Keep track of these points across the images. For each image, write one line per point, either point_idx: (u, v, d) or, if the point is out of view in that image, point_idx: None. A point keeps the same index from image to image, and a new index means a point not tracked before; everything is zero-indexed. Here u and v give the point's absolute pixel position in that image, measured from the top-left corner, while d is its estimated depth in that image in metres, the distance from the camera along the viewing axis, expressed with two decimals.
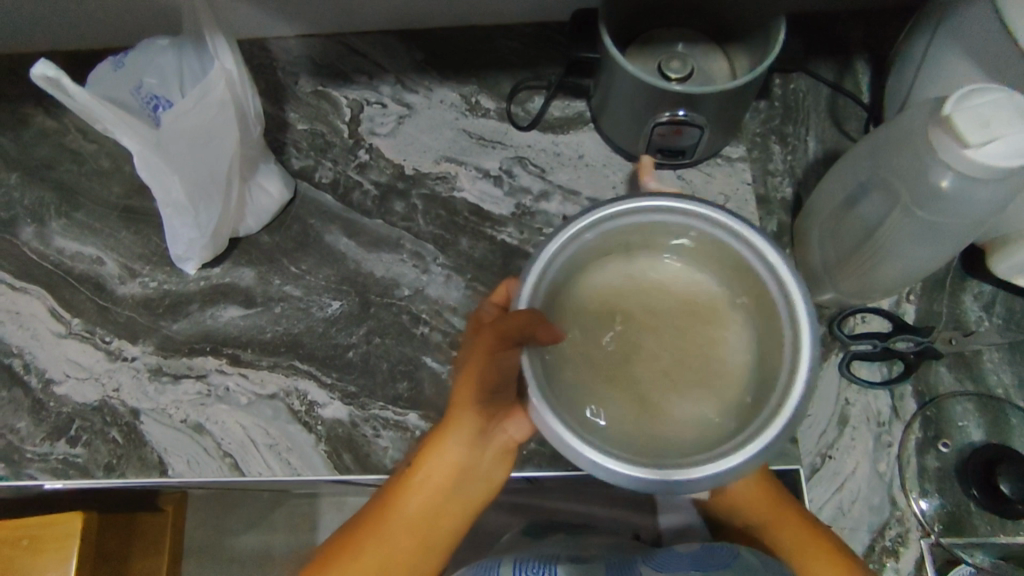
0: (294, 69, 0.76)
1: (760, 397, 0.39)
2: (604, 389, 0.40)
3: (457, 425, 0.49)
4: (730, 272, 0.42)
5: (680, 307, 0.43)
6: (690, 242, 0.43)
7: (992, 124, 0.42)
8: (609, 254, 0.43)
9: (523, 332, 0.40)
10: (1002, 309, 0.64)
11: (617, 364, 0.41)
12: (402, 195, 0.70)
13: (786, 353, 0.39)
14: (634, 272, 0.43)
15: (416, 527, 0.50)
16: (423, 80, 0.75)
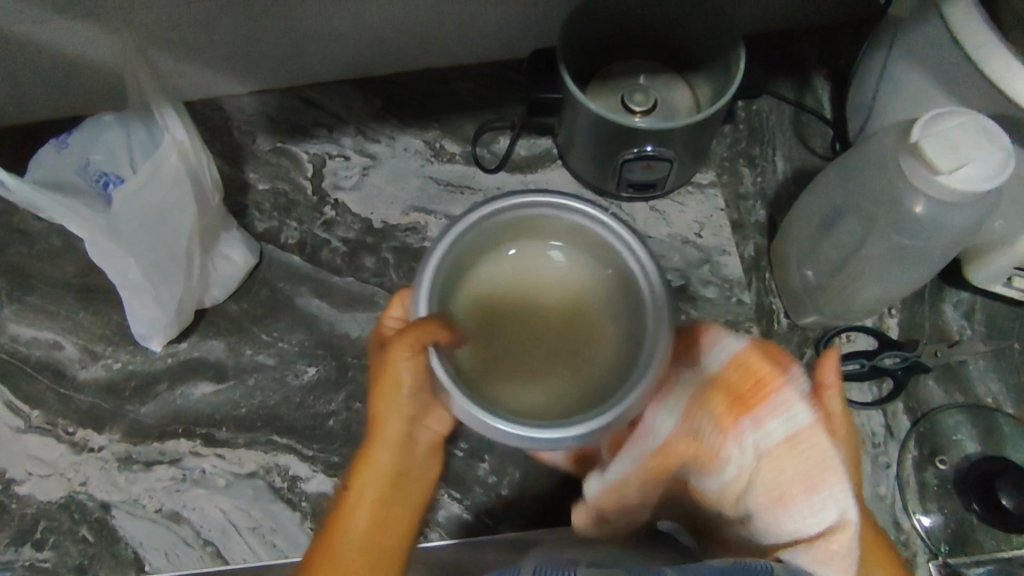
0: (249, 128, 0.74)
1: (661, 311, 0.38)
2: (508, 375, 0.38)
3: (383, 433, 0.46)
4: (598, 253, 0.40)
5: (556, 286, 0.40)
6: (538, 222, 0.40)
7: (959, 149, 0.42)
8: (474, 254, 0.39)
9: (424, 332, 0.37)
10: (982, 317, 0.64)
11: (513, 347, 0.39)
12: (373, 249, 0.68)
13: (649, 258, 0.38)
14: (503, 266, 0.40)
15: (365, 552, 0.43)
16: (384, 128, 0.74)
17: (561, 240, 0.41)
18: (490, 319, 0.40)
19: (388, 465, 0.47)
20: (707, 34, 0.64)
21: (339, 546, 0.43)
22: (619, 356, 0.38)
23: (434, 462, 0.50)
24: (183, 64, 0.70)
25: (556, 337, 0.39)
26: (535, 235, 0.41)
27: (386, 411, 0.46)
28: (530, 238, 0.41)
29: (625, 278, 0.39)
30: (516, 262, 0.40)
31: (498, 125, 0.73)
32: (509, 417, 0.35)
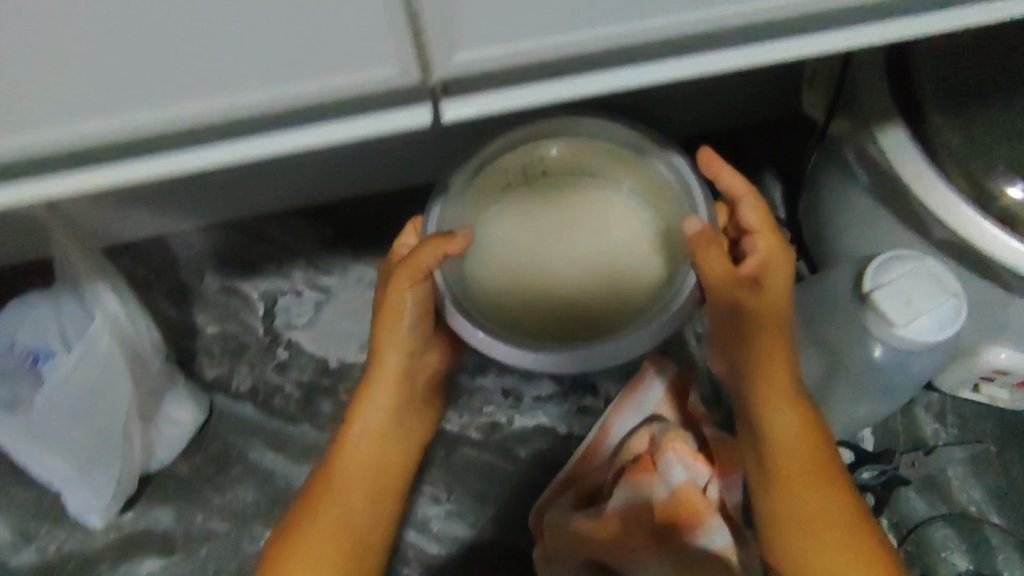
0: (197, 266, 0.72)
1: (669, 280, 0.52)
2: (519, 284, 0.55)
3: (383, 364, 0.47)
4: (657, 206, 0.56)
5: (585, 205, 0.58)
6: (593, 168, 0.57)
7: (912, 300, 0.41)
8: (501, 185, 0.56)
9: (432, 252, 0.45)
10: (955, 416, 0.62)
11: (506, 246, 0.57)
12: (329, 392, 0.66)
13: (677, 183, 0.51)
14: (543, 212, 0.57)
15: (369, 465, 0.50)
16: (336, 258, 0.72)
17: (639, 194, 0.57)
18: (534, 277, 0.56)
19: (387, 403, 0.49)
20: None
21: (347, 452, 0.48)
22: (629, 259, 0.56)
23: (416, 422, 0.54)
24: (125, 210, 0.68)
25: (571, 256, 0.56)
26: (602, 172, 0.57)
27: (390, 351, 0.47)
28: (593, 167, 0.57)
29: (622, 237, 0.57)
30: (561, 203, 0.58)
31: None
32: (501, 340, 0.47)
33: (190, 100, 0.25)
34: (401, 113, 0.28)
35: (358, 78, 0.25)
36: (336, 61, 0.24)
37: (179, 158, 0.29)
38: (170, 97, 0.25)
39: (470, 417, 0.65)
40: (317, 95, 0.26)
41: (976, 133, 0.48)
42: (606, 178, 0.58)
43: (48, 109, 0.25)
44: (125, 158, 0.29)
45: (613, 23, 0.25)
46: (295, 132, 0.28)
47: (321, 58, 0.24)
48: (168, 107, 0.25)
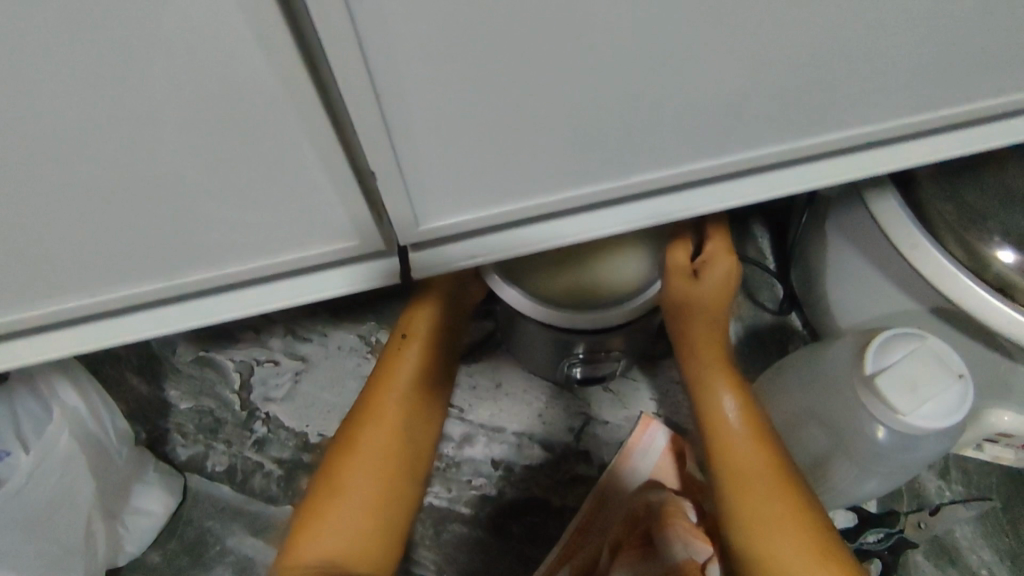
0: (169, 337, 0.67)
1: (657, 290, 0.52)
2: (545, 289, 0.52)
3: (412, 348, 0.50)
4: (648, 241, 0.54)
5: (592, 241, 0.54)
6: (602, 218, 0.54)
7: (917, 385, 0.39)
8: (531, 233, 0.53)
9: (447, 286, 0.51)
10: (959, 473, 0.61)
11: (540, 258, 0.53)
12: (310, 470, 0.63)
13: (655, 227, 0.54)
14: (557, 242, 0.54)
15: (388, 460, 0.48)
16: (316, 324, 0.68)
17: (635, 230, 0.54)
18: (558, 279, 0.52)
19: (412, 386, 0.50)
20: None
21: (370, 439, 0.48)
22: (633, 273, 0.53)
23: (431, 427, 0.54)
24: None
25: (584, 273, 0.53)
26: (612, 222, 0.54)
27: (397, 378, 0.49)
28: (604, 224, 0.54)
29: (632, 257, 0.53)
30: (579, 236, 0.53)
31: None
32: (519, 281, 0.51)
33: (196, 273, 0.30)
34: (376, 267, 0.32)
35: (335, 248, 0.30)
36: (314, 237, 0.29)
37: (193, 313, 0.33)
38: (182, 271, 0.30)
39: (458, 490, 0.62)
40: (302, 261, 0.30)
41: (968, 200, 0.47)
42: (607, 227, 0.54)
43: (83, 289, 0.29)
44: (147, 314, 0.33)
45: (549, 192, 0.29)
46: (289, 283, 0.32)
47: (300, 236, 0.28)
48: (181, 279, 0.30)
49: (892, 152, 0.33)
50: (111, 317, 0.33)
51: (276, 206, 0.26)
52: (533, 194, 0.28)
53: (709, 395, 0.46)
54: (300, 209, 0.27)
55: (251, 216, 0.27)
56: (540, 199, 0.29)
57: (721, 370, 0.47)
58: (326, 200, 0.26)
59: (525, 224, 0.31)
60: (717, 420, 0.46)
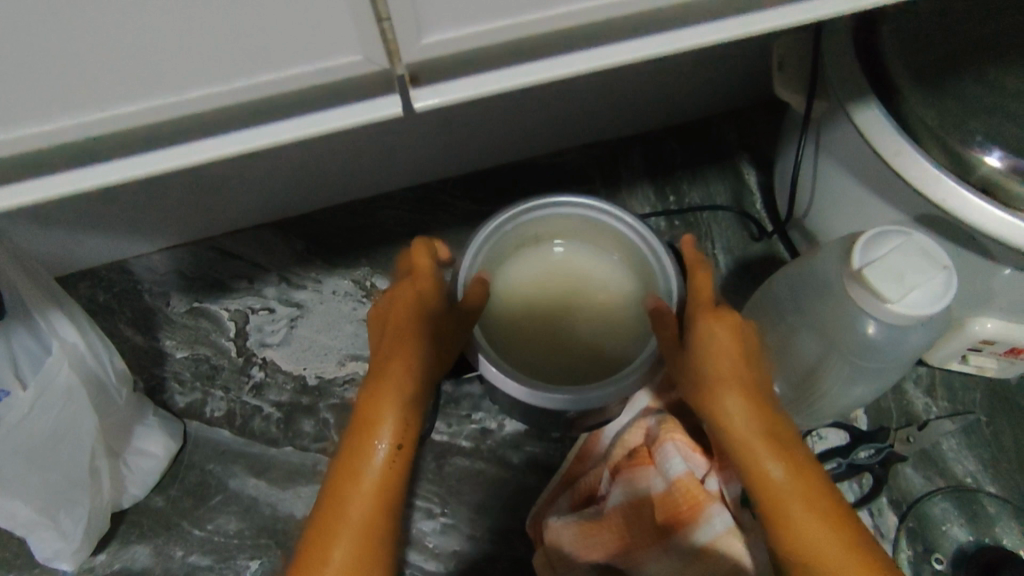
0: (162, 289, 0.69)
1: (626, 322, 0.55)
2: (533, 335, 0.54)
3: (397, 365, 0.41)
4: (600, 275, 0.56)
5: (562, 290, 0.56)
6: (570, 272, 0.57)
7: (903, 276, 0.41)
8: (519, 291, 0.56)
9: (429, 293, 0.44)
10: (943, 389, 0.63)
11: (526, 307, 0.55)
12: (310, 411, 0.63)
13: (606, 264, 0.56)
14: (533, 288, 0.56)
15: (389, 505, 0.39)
16: (309, 272, 0.69)
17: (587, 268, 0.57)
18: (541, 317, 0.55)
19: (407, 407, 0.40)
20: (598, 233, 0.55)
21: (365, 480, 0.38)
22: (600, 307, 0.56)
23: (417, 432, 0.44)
24: (81, 236, 0.64)
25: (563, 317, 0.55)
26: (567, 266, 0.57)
27: (391, 392, 0.39)
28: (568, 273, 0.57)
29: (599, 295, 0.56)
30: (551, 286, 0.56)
31: None
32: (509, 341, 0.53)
33: (156, 104, 0.24)
34: (371, 104, 0.27)
35: (329, 67, 0.24)
36: (306, 55, 0.24)
37: (149, 163, 0.27)
38: (136, 97, 0.24)
39: (457, 425, 0.62)
40: (273, 91, 0.25)
41: (949, 106, 0.48)
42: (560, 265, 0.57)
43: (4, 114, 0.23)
44: (90, 165, 0.27)
45: (580, 2, 0.24)
46: (270, 126, 0.27)
47: (287, 52, 0.23)
48: (134, 107, 0.24)
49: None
50: (41, 172, 0.26)
51: (260, 5, 0.21)
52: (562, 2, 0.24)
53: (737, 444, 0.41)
54: (290, 15, 0.22)
55: (229, 21, 0.21)
56: (569, 7, 0.24)
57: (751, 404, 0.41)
58: (323, 2, 0.22)
59: None
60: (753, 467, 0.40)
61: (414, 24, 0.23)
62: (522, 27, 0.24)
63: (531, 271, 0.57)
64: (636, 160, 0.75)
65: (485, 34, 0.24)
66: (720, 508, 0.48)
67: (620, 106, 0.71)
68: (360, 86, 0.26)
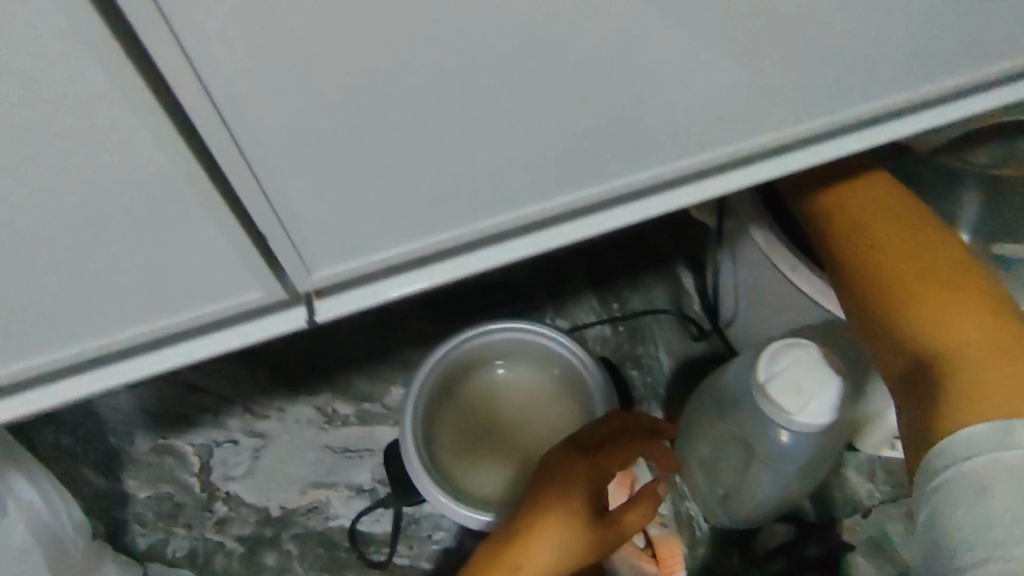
0: (128, 427, 0.71)
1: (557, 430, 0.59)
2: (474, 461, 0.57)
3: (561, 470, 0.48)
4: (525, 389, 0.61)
5: (492, 411, 0.60)
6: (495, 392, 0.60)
7: (802, 389, 0.45)
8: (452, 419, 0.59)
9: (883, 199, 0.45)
10: (884, 474, 0.65)
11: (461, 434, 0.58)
12: (272, 543, 0.64)
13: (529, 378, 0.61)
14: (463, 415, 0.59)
15: None
16: (273, 401, 0.72)
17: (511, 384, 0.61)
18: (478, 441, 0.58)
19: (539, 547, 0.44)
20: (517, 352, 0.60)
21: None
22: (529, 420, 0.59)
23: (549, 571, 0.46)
24: None
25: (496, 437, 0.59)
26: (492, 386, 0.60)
27: (540, 529, 0.44)
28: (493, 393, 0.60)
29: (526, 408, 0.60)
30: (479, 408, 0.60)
31: (391, 376, 0.73)
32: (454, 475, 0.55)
33: (125, 330, 0.32)
34: (289, 313, 0.34)
35: (249, 298, 0.32)
36: (232, 290, 0.31)
37: (131, 368, 0.35)
38: (113, 332, 0.32)
39: (419, 546, 0.64)
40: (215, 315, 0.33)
41: None
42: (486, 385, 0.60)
43: (17, 352, 0.31)
44: (85, 373, 0.35)
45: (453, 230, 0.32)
46: (224, 334, 0.35)
47: (206, 291, 0.31)
48: (111, 338, 0.32)
49: (784, 156, 0.37)
50: (49, 383, 0.35)
51: None
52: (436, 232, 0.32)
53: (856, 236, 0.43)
54: None
55: None
56: (445, 232, 0.32)
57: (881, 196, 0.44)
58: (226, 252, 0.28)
59: (426, 263, 0.34)
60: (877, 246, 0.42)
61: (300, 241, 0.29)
62: (406, 248, 0.32)
63: (475, 390, 0.60)
64: (580, 271, 0.81)
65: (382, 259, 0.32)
66: None
67: None
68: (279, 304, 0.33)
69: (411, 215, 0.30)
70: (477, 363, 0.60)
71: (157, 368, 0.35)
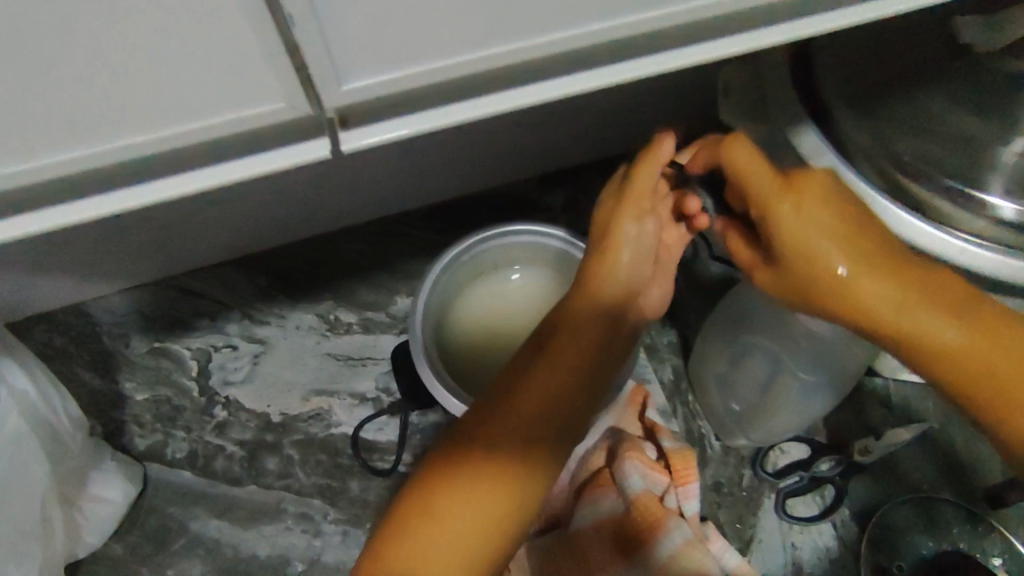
0: (122, 329, 0.68)
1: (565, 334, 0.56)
2: (483, 372, 0.55)
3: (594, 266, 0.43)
4: (526, 294, 0.58)
5: (495, 320, 0.57)
6: (495, 300, 0.58)
7: None
8: (454, 329, 0.56)
9: None
10: (899, 398, 0.64)
11: (466, 345, 0.56)
12: (274, 448, 0.63)
13: (529, 281, 0.58)
14: (466, 326, 0.57)
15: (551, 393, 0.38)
16: (272, 308, 0.69)
17: (511, 290, 0.58)
18: (484, 353, 0.56)
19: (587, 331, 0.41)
20: (514, 254, 0.57)
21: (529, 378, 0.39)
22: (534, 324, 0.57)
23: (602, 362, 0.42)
24: (36, 280, 0.63)
25: (502, 346, 0.56)
26: (490, 293, 0.58)
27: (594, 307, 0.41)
28: (493, 301, 0.58)
29: (530, 315, 0.57)
30: (481, 317, 0.57)
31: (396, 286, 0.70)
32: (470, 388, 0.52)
33: (86, 147, 0.23)
34: (302, 146, 0.27)
35: (258, 113, 0.24)
36: (224, 103, 0.23)
37: (92, 206, 0.26)
38: (41, 152, 0.23)
39: (424, 455, 0.62)
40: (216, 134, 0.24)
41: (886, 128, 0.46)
42: (483, 293, 0.58)
43: None
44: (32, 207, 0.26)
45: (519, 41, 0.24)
46: (225, 163, 0.27)
47: (210, 101, 0.23)
48: (33, 162, 0.23)
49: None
50: None
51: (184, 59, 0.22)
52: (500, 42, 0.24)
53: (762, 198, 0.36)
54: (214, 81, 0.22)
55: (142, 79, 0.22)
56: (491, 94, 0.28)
57: (749, 149, 0.36)
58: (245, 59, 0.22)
59: None
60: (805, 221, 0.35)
61: (336, 72, 0.23)
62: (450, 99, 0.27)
63: (483, 300, 0.58)
64: (593, 187, 0.77)
65: (422, 76, 0.24)
66: (677, 524, 0.51)
67: (576, 135, 0.73)
68: (289, 132, 0.27)
69: (471, 21, 0.23)
70: (476, 272, 0.57)
71: (89, 219, 0.27)
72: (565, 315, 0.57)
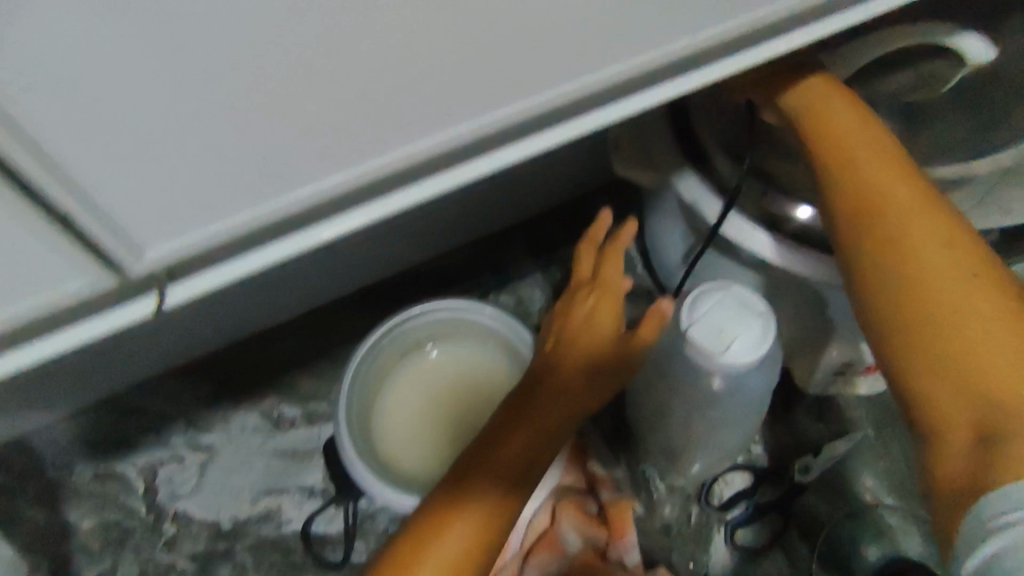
0: (65, 458, 0.68)
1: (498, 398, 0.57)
2: (420, 450, 0.55)
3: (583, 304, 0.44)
4: (455, 363, 0.59)
5: (428, 395, 0.58)
6: (426, 373, 0.59)
7: (723, 329, 0.45)
8: (388, 411, 0.57)
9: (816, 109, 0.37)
10: (833, 412, 0.65)
11: (400, 425, 0.57)
12: (226, 555, 0.64)
13: (456, 350, 0.59)
14: (399, 405, 0.57)
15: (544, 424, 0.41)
16: (215, 414, 0.70)
17: (441, 362, 0.59)
18: (420, 430, 0.56)
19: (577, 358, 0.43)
20: (436, 328, 0.58)
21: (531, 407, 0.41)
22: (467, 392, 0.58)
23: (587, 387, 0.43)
24: None
25: (438, 420, 0.57)
26: (418, 368, 0.59)
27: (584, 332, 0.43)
28: (423, 375, 0.59)
29: (461, 384, 0.58)
30: (412, 394, 0.58)
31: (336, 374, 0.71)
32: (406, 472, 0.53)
33: None
34: (124, 307, 0.26)
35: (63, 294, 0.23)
36: (25, 292, 0.23)
37: None
38: None
39: (375, 539, 0.64)
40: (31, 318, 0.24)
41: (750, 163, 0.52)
42: (412, 368, 0.59)
43: None
44: None
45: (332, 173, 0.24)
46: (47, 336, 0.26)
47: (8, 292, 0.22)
48: None
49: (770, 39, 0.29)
50: None
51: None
52: (287, 188, 0.24)
53: (830, 148, 0.35)
54: None
55: None
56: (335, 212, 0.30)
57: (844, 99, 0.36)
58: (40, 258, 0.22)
59: None
60: (846, 168, 0.34)
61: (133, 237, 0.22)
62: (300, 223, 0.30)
63: (413, 375, 0.58)
64: (518, 247, 0.80)
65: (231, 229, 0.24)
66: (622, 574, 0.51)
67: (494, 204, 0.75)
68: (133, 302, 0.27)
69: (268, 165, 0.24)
70: (401, 352, 0.58)
71: None
72: (496, 379, 0.58)
